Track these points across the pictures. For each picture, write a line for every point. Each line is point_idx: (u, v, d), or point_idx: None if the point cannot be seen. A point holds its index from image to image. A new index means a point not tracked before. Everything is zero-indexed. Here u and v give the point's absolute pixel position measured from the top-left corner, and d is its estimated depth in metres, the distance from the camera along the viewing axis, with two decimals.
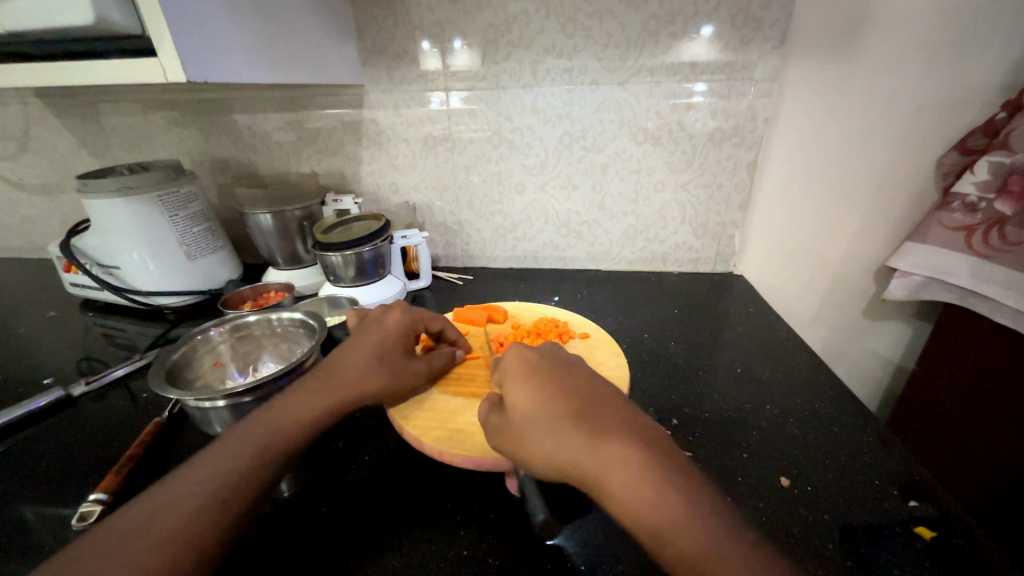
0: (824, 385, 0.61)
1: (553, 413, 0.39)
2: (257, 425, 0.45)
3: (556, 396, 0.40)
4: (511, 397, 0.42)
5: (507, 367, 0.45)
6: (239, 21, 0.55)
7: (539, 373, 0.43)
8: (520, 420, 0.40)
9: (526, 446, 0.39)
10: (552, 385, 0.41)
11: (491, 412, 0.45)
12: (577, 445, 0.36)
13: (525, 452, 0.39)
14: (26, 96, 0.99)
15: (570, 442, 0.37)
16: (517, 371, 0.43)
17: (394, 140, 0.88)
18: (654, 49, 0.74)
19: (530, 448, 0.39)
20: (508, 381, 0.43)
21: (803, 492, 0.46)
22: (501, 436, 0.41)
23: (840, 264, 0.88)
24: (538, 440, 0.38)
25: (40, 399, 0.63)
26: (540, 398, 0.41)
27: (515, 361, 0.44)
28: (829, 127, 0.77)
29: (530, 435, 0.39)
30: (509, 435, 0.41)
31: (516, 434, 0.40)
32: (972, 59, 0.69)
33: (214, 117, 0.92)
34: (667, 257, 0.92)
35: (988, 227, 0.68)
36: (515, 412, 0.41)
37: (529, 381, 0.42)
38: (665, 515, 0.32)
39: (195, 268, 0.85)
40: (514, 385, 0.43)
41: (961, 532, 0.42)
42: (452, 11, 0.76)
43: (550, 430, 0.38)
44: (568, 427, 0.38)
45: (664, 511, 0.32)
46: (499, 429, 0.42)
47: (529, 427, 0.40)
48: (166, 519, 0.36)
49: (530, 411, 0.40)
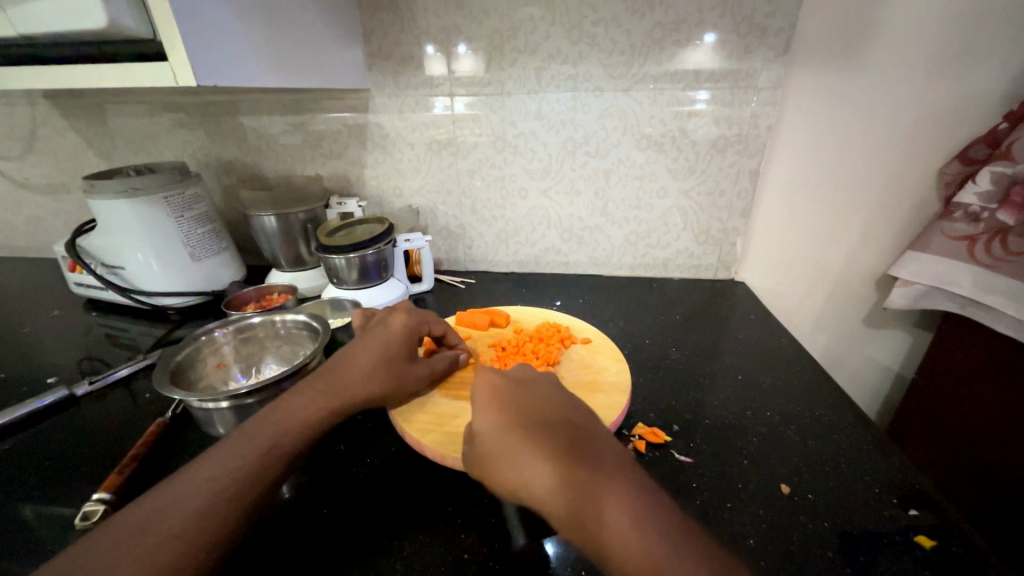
0: (826, 394, 0.61)
1: (522, 440, 0.39)
2: (264, 424, 0.45)
3: (525, 420, 0.40)
4: (480, 422, 0.42)
5: (478, 391, 0.44)
6: (249, 25, 0.56)
7: (508, 397, 0.43)
8: (492, 445, 0.40)
9: (497, 476, 0.39)
10: (520, 411, 0.41)
11: (466, 436, 0.45)
12: (547, 472, 0.36)
13: (498, 481, 0.39)
14: (35, 97, 1.00)
15: (537, 472, 0.37)
16: (487, 395, 0.43)
17: (398, 144, 0.89)
18: (658, 56, 0.74)
19: (498, 475, 0.39)
20: (477, 407, 0.43)
21: (803, 500, 0.46)
22: (475, 463, 0.42)
23: (842, 272, 0.88)
24: (511, 469, 0.38)
25: (44, 398, 0.63)
26: (505, 426, 0.40)
27: (486, 387, 0.44)
28: (831, 133, 0.78)
29: (501, 463, 0.39)
30: (483, 463, 0.41)
31: (490, 460, 0.40)
32: (974, 70, 0.70)
33: (221, 120, 0.93)
34: (668, 263, 0.93)
35: (991, 237, 0.69)
36: (487, 438, 0.41)
37: (498, 408, 0.42)
38: (627, 543, 0.32)
39: (199, 269, 0.85)
40: (483, 411, 0.42)
41: (961, 541, 0.42)
42: (458, 16, 0.76)
43: (519, 458, 0.38)
44: (532, 461, 0.37)
45: (624, 544, 0.32)
46: (473, 455, 0.42)
47: (498, 457, 0.39)
48: (176, 514, 0.37)
49: (499, 438, 0.40)
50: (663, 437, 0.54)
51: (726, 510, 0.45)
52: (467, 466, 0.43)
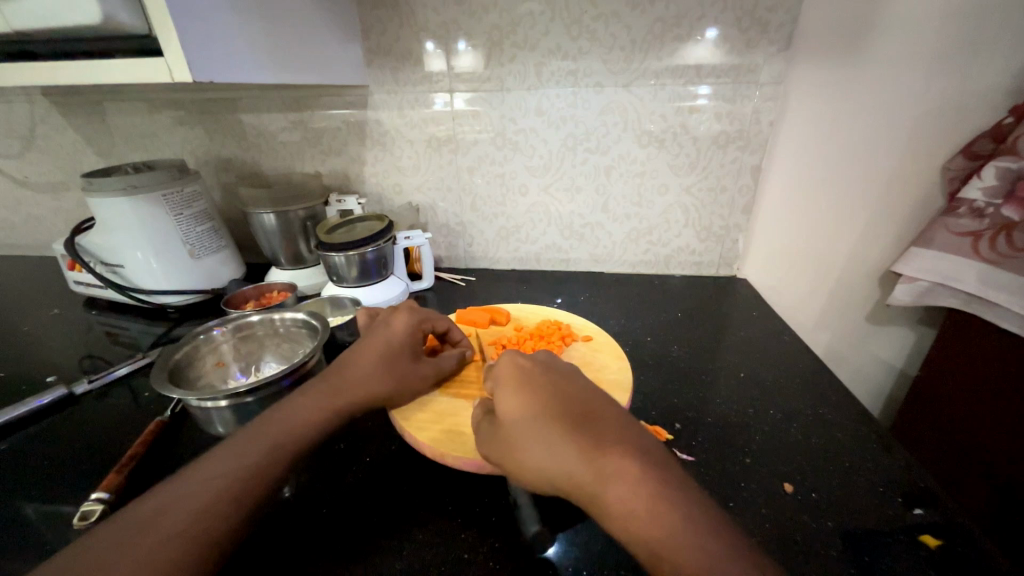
0: (829, 392, 0.61)
1: (549, 422, 0.38)
2: (266, 424, 0.45)
3: (551, 403, 0.40)
4: (505, 404, 0.41)
5: (502, 374, 0.44)
6: (246, 21, 0.56)
7: (533, 380, 0.42)
8: (517, 427, 0.40)
9: (520, 457, 0.39)
10: (547, 393, 0.41)
11: (486, 419, 0.44)
12: (573, 454, 0.36)
13: (522, 463, 0.38)
14: (33, 95, 1.00)
15: (564, 453, 0.36)
16: (513, 378, 0.43)
17: (398, 141, 0.88)
18: (660, 51, 0.73)
19: (521, 456, 0.39)
20: (503, 389, 0.43)
21: (806, 499, 0.46)
22: (496, 445, 0.41)
23: (845, 269, 0.87)
24: (537, 451, 0.38)
25: (43, 397, 0.63)
26: (531, 408, 0.40)
27: (512, 369, 0.44)
28: (835, 128, 0.77)
29: (525, 445, 0.39)
30: (505, 445, 0.40)
31: (512, 443, 0.40)
32: (980, 64, 0.69)
33: (220, 117, 0.93)
34: (670, 260, 0.92)
35: (995, 232, 0.68)
36: (510, 421, 0.41)
37: (524, 390, 0.41)
38: (658, 525, 0.32)
39: (199, 267, 0.85)
40: (510, 393, 0.42)
41: (965, 540, 0.41)
42: (458, 12, 0.76)
43: (545, 440, 0.37)
44: (560, 442, 0.37)
45: (656, 526, 0.32)
46: (493, 438, 0.42)
47: (522, 439, 0.39)
48: (177, 513, 0.37)
49: (525, 420, 0.40)
50: (665, 435, 0.53)
51: (728, 509, 0.45)
52: (486, 448, 0.42)
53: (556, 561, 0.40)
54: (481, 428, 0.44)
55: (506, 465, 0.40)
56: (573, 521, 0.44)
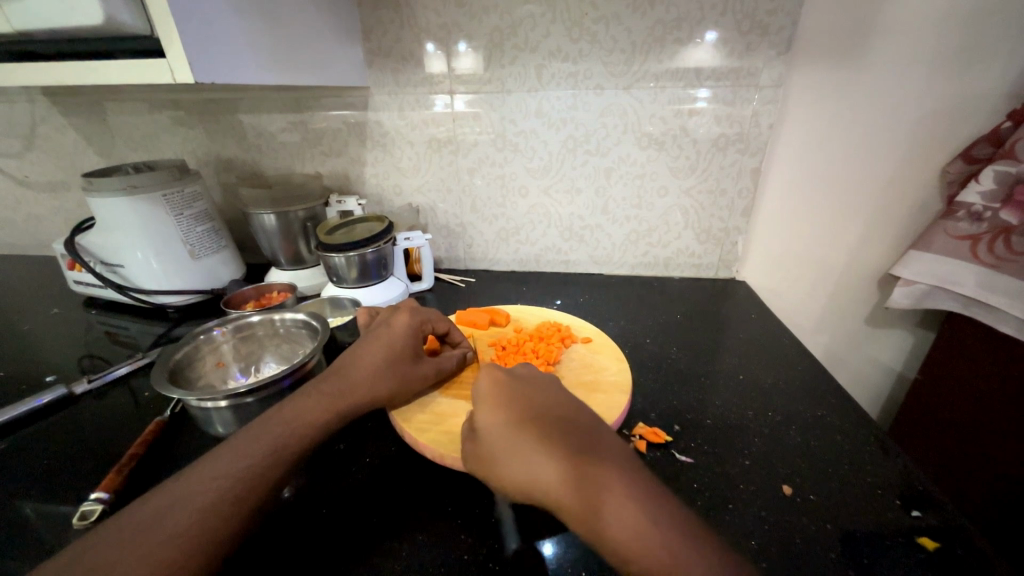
0: (828, 394, 0.61)
1: (524, 434, 0.39)
2: (268, 424, 0.45)
3: (528, 415, 0.40)
4: (483, 417, 0.42)
5: (480, 388, 0.45)
6: (248, 20, 0.56)
7: (511, 393, 0.43)
8: (494, 438, 0.40)
9: (498, 470, 0.39)
10: (523, 406, 0.42)
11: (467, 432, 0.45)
12: (548, 465, 0.36)
13: (500, 475, 0.39)
14: (34, 94, 1.00)
15: (539, 464, 0.37)
16: (490, 391, 0.44)
17: (399, 142, 0.89)
18: (660, 53, 0.74)
19: (499, 468, 0.39)
20: (481, 403, 0.43)
21: (804, 501, 0.46)
22: (475, 458, 0.42)
23: (844, 272, 0.87)
24: (513, 462, 0.38)
25: (42, 397, 0.63)
26: (508, 420, 0.40)
27: (489, 383, 0.44)
28: (833, 132, 0.77)
29: (503, 457, 0.39)
30: (484, 458, 0.41)
31: (490, 456, 0.40)
32: (978, 69, 0.69)
33: (220, 117, 0.93)
34: (669, 262, 0.92)
35: (994, 236, 0.68)
36: (488, 433, 0.41)
37: (501, 403, 0.42)
38: (633, 533, 0.32)
39: (199, 267, 0.85)
40: (487, 406, 0.42)
41: (963, 542, 0.41)
42: (458, 14, 0.76)
43: (521, 451, 0.38)
44: (536, 453, 0.37)
45: (630, 533, 0.32)
46: (473, 450, 0.42)
47: (499, 451, 0.39)
48: (180, 513, 0.37)
49: (501, 432, 0.40)
50: (663, 437, 0.53)
51: (726, 511, 0.45)
52: (467, 460, 0.42)
53: (555, 563, 0.40)
54: (463, 441, 0.45)
55: (486, 477, 0.40)
56: (571, 522, 0.44)
